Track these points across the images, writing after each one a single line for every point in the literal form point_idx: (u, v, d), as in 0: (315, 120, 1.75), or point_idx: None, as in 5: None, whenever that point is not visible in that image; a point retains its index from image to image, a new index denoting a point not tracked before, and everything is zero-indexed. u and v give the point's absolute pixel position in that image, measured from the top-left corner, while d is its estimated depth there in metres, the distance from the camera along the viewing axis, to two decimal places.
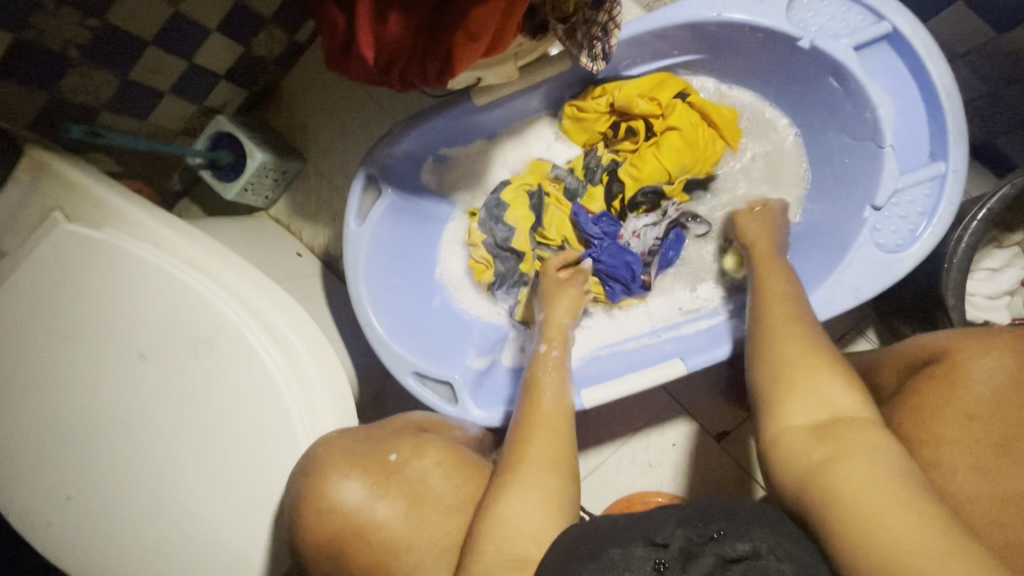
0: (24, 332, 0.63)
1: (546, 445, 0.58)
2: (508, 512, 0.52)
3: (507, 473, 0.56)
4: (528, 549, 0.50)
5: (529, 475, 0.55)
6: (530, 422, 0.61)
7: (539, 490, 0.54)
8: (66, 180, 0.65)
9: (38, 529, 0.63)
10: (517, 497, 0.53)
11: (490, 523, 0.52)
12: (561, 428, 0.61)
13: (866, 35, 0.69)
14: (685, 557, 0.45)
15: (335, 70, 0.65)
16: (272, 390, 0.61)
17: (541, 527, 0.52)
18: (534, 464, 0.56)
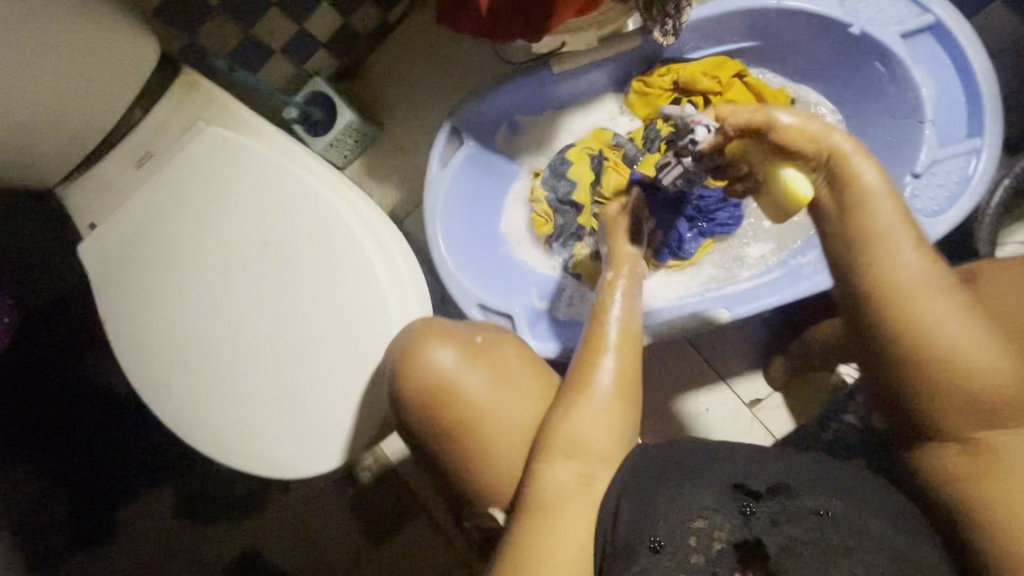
0: (168, 219, 0.74)
1: (620, 358, 0.64)
2: (582, 412, 0.60)
3: (576, 396, 0.61)
4: (596, 467, 0.59)
5: (602, 382, 0.62)
6: (599, 341, 0.65)
7: (611, 395, 0.61)
8: (212, 96, 0.77)
9: (161, 385, 0.74)
10: (593, 401, 0.60)
11: (560, 438, 0.59)
12: (626, 353, 0.64)
13: (911, 24, 0.79)
14: (773, 516, 0.53)
15: (445, 23, 0.77)
16: (371, 283, 0.70)
17: (613, 431, 0.60)
18: (609, 373, 0.62)
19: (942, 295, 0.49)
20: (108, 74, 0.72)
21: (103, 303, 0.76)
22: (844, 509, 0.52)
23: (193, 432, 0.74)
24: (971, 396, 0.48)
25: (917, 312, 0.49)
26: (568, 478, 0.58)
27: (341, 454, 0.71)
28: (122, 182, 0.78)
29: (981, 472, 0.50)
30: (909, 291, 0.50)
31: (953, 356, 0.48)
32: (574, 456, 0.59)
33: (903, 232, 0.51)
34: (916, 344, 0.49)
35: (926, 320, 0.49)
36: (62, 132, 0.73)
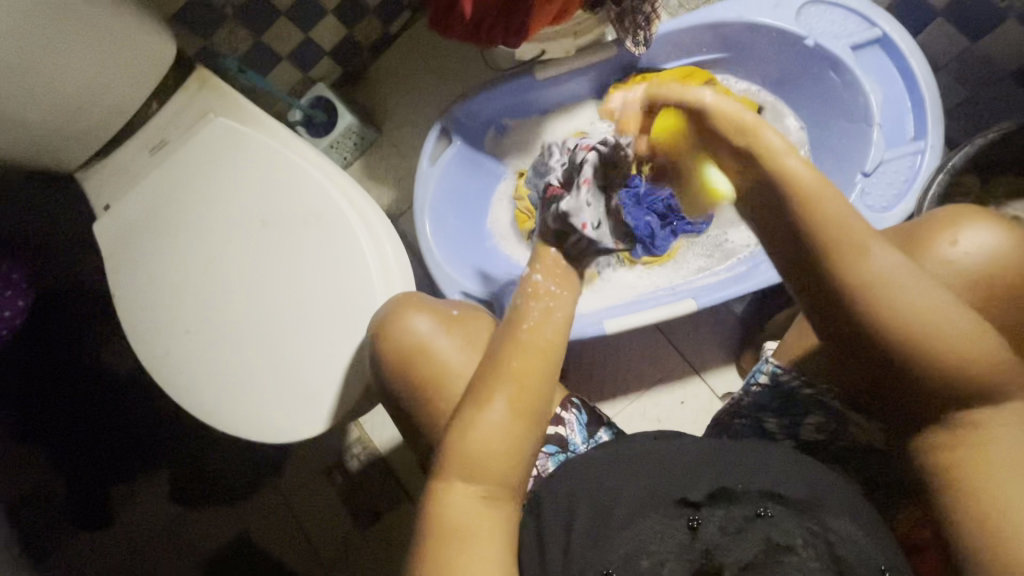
0: (175, 200, 0.81)
1: (520, 363, 0.57)
2: (473, 431, 0.55)
3: (469, 416, 0.56)
4: (499, 484, 0.56)
5: (499, 398, 0.56)
6: (512, 340, 0.58)
7: (509, 411, 0.56)
8: (222, 92, 0.84)
9: (160, 354, 0.79)
10: (489, 414, 0.56)
11: (457, 462, 0.55)
12: (540, 360, 0.58)
13: (860, 37, 0.86)
14: (722, 526, 0.53)
15: (435, 30, 0.84)
16: (358, 261, 0.77)
17: (509, 446, 0.56)
18: (506, 385, 0.56)
19: (914, 283, 0.48)
20: (131, 70, 0.80)
21: (111, 277, 0.82)
22: (788, 516, 0.52)
23: (186, 397, 0.79)
24: (948, 376, 0.48)
25: (890, 297, 0.48)
26: (466, 503, 0.55)
27: (326, 420, 0.76)
28: (137, 167, 0.85)
29: (962, 451, 0.49)
30: (882, 276, 0.48)
31: (932, 335, 0.47)
32: (470, 478, 0.55)
33: (862, 228, 0.49)
34: (899, 326, 0.48)
35: (900, 302, 0.48)
36: (86, 119, 0.81)
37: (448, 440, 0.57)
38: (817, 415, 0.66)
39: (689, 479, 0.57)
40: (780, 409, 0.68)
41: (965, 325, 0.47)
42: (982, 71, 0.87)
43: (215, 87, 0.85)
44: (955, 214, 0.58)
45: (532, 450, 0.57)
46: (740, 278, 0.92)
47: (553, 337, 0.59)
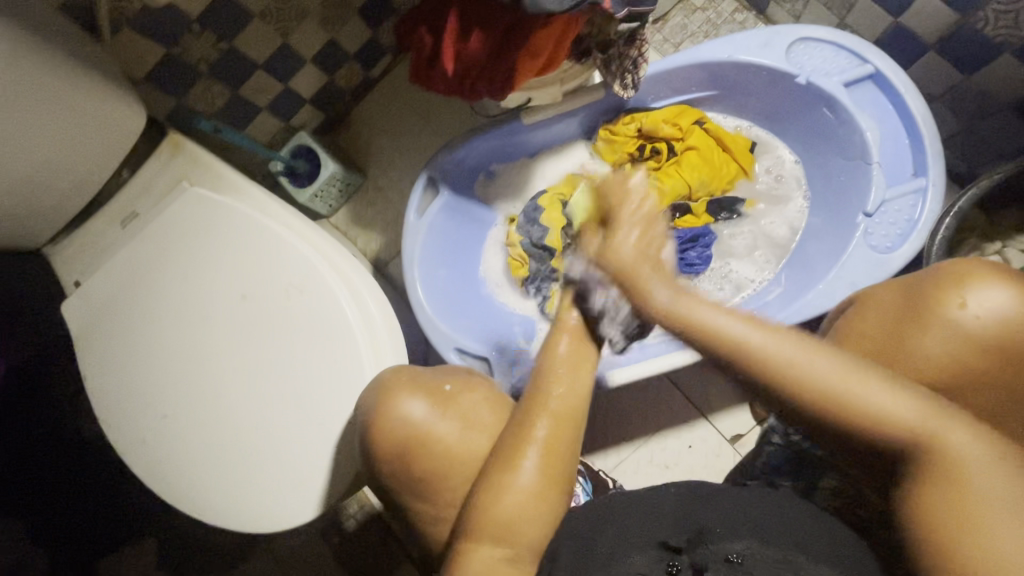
0: (148, 277, 0.77)
1: (549, 428, 0.58)
2: (502, 494, 0.58)
3: (497, 477, 0.58)
4: (525, 543, 0.58)
5: (528, 459, 0.58)
6: (536, 407, 0.59)
7: (538, 471, 0.58)
8: (197, 159, 0.81)
9: (139, 441, 0.76)
10: (518, 478, 0.58)
11: (484, 524, 0.58)
12: (572, 419, 0.59)
13: (854, 74, 0.84)
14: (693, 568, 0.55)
15: (418, 84, 0.81)
16: (345, 335, 0.72)
17: (534, 507, 0.58)
18: (537, 447, 0.58)
19: (818, 363, 0.51)
20: (102, 140, 0.77)
21: (82, 361, 0.78)
22: (763, 555, 0.54)
23: (170, 487, 0.75)
24: (885, 432, 0.51)
25: (802, 373, 0.52)
26: (490, 561, 0.57)
27: (317, 505, 0.72)
28: (109, 241, 0.81)
29: (931, 485, 0.51)
30: (800, 356, 0.52)
31: (857, 405, 0.51)
32: (496, 539, 0.57)
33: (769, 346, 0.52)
34: (827, 401, 0.51)
35: (812, 378, 0.51)
36: (55, 192, 0.77)
37: (476, 499, 0.59)
38: (828, 477, 0.75)
39: (678, 526, 0.59)
40: (794, 471, 0.79)
41: (911, 392, 0.51)
42: (977, 105, 0.85)
43: (192, 153, 0.81)
44: (962, 270, 0.60)
45: (562, 504, 0.60)
46: None
47: (575, 400, 0.59)
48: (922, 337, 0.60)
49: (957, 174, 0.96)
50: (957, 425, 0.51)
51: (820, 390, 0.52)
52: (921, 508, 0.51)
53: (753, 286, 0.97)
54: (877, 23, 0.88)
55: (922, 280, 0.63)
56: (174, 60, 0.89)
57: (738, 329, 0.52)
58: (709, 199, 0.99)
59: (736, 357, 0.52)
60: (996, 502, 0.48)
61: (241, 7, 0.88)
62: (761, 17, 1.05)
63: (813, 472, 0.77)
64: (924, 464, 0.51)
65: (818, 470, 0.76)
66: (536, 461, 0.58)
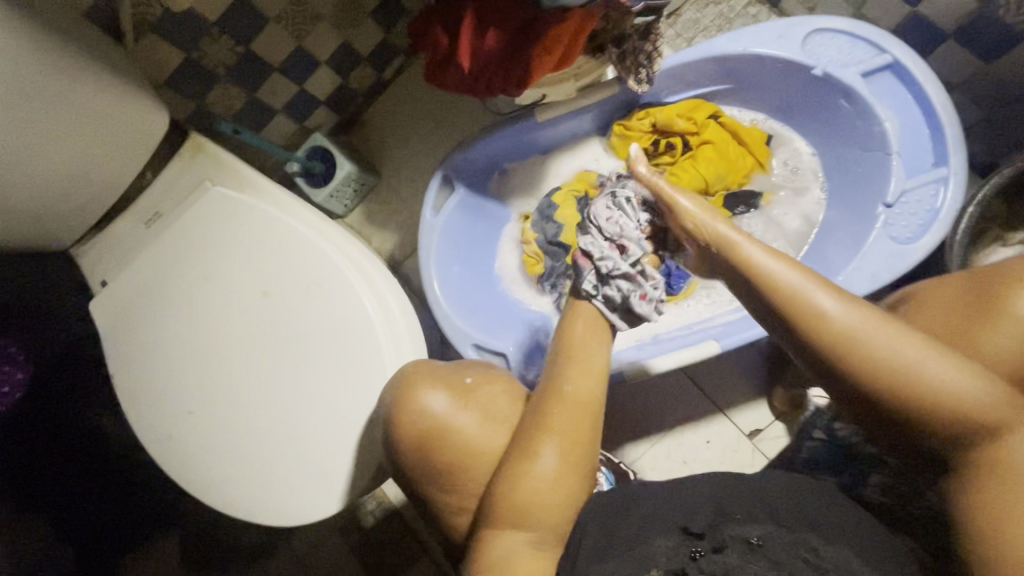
0: (173, 275, 0.78)
1: (568, 418, 0.60)
2: (523, 482, 0.59)
3: (516, 466, 0.60)
4: (545, 532, 0.59)
5: (547, 447, 0.59)
6: (553, 396, 0.61)
7: (557, 460, 0.59)
8: (218, 159, 0.82)
9: (164, 437, 0.77)
10: (537, 465, 0.59)
11: (505, 513, 0.59)
12: (590, 411, 0.61)
13: (871, 64, 0.84)
14: (715, 549, 0.54)
15: (433, 82, 0.82)
16: (366, 331, 0.73)
17: (555, 496, 0.59)
18: (555, 436, 0.59)
19: (897, 342, 0.48)
20: (124, 141, 0.78)
21: (108, 358, 0.79)
22: (779, 537, 0.54)
23: (194, 482, 0.76)
24: (939, 411, 0.48)
25: (871, 351, 0.48)
26: (513, 546, 0.58)
27: (339, 498, 0.73)
28: (133, 241, 0.83)
29: (976, 480, 0.48)
30: (871, 330, 0.49)
31: (923, 388, 0.48)
32: (519, 525, 0.58)
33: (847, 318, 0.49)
34: (902, 395, 0.48)
35: (881, 355, 0.48)
36: (79, 193, 0.78)
37: (499, 486, 0.60)
38: (875, 472, 0.68)
39: (702, 511, 0.58)
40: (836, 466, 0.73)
41: (966, 370, 0.48)
42: (998, 92, 0.84)
43: (213, 154, 0.83)
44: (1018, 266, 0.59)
45: (582, 493, 0.61)
46: None
47: (595, 388, 0.61)
48: (992, 330, 0.57)
49: (978, 164, 0.94)
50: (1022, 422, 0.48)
51: (884, 364, 0.48)
52: (985, 517, 0.47)
53: None
54: (893, 13, 0.88)
55: (983, 275, 0.61)
56: (193, 64, 0.91)
57: (814, 300, 0.50)
58: (726, 194, 0.99)
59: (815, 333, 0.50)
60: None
61: (258, 11, 0.89)
62: (775, 9, 1.05)
63: (858, 468, 0.71)
64: (978, 457, 0.48)
65: (863, 464, 0.70)
66: (556, 451, 0.60)
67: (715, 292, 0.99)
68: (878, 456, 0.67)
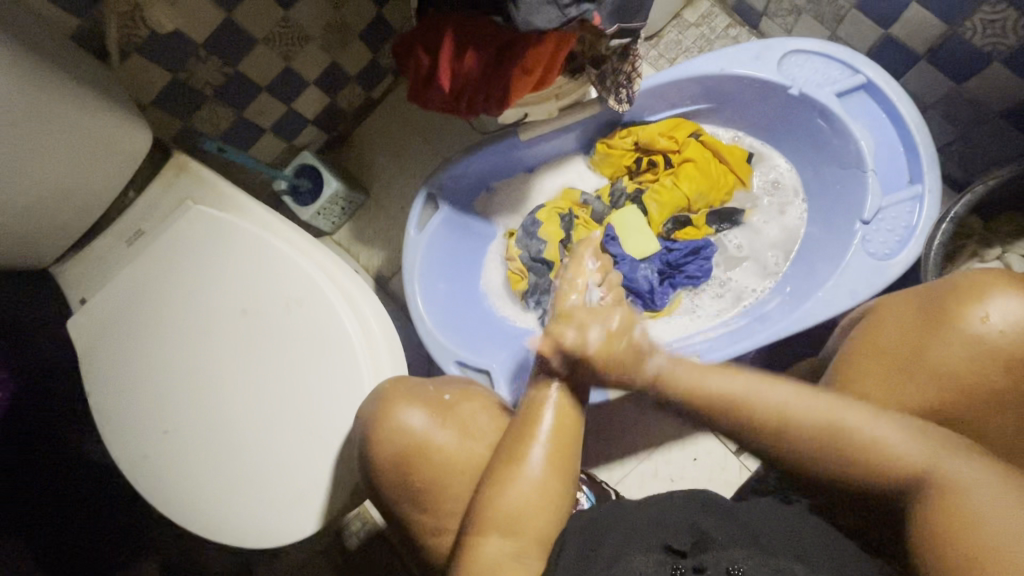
0: (153, 292, 0.78)
1: (555, 420, 0.60)
2: (511, 485, 0.58)
3: (508, 468, 0.59)
4: (530, 533, 0.59)
5: (535, 452, 0.59)
6: (552, 401, 0.60)
7: (545, 463, 0.59)
8: (201, 178, 0.83)
9: (138, 457, 0.76)
10: (525, 468, 0.59)
11: (490, 515, 0.58)
12: (580, 410, 0.61)
13: (845, 84, 0.86)
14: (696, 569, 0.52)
15: (416, 103, 0.83)
16: (346, 348, 0.73)
17: (542, 500, 0.59)
18: (544, 441, 0.59)
19: (817, 403, 0.55)
20: (107, 160, 0.79)
21: (85, 376, 0.78)
22: (766, 562, 0.52)
23: (169, 501, 0.75)
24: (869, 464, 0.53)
25: (796, 417, 0.55)
26: (499, 553, 0.57)
27: (317, 518, 0.72)
28: (114, 258, 0.83)
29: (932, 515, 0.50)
30: (766, 391, 0.56)
31: (849, 449, 0.54)
32: (505, 530, 0.58)
33: (795, 415, 0.55)
34: (822, 445, 0.54)
35: (798, 417, 0.55)
36: (61, 211, 0.79)
37: (485, 491, 0.59)
38: None
39: (682, 529, 0.58)
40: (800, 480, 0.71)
41: (890, 418, 0.55)
42: (971, 113, 0.86)
43: (195, 172, 0.83)
44: (984, 281, 0.60)
45: (567, 495, 0.61)
46: (745, 331, 0.89)
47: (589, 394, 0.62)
48: (941, 355, 0.60)
49: (954, 182, 0.96)
50: (954, 454, 0.52)
51: (794, 429, 0.55)
52: (938, 554, 0.48)
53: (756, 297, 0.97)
54: (867, 35, 0.90)
55: (934, 293, 0.63)
56: (181, 85, 0.92)
57: (720, 382, 0.57)
58: (708, 211, 1.00)
59: (724, 418, 0.57)
60: (994, 519, 0.47)
61: (244, 33, 0.91)
62: (754, 32, 1.08)
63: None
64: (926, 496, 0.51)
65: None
66: (543, 454, 0.59)
67: (701, 308, 1.00)
68: None
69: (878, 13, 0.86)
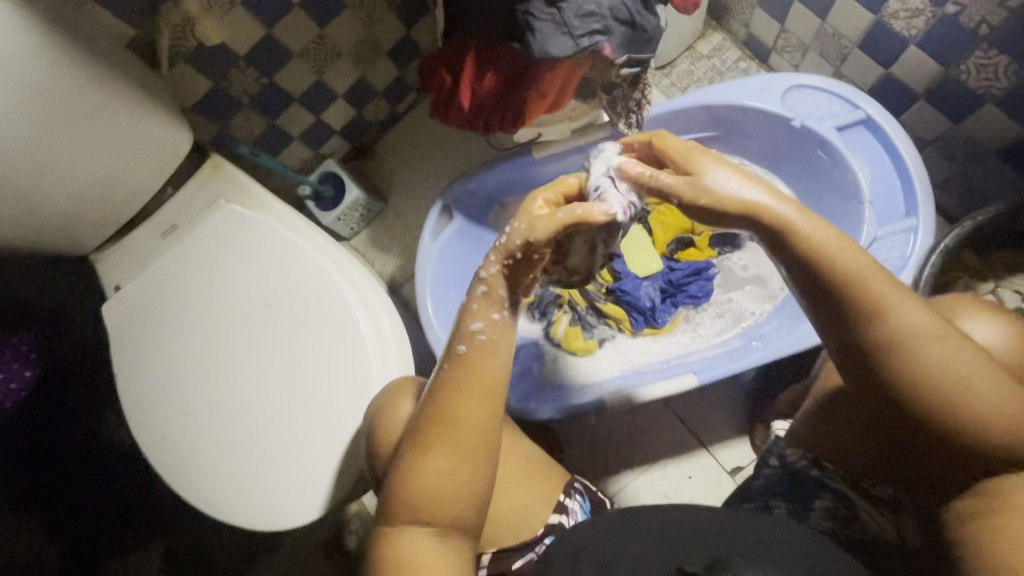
0: (183, 282, 0.84)
1: (457, 405, 0.56)
2: (417, 475, 0.56)
3: (413, 458, 0.56)
4: (446, 515, 0.56)
5: (433, 448, 0.56)
6: (456, 367, 0.58)
7: (449, 451, 0.56)
8: (233, 180, 0.89)
9: (156, 437, 0.81)
10: (427, 461, 0.56)
11: (402, 503, 0.56)
12: (491, 389, 0.57)
13: (845, 119, 0.90)
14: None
15: (436, 118, 0.88)
16: (358, 345, 0.78)
17: (453, 491, 0.56)
18: (440, 437, 0.56)
19: (951, 348, 0.52)
20: (149, 158, 0.85)
21: (114, 357, 0.84)
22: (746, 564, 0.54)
23: (182, 480, 0.79)
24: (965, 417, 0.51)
25: (911, 335, 0.53)
26: (423, 544, 0.55)
27: (320, 505, 0.75)
28: (149, 250, 0.89)
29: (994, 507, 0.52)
30: (900, 313, 0.53)
31: (953, 389, 0.51)
32: (423, 519, 0.56)
33: (928, 345, 0.52)
34: (936, 377, 0.52)
35: (916, 343, 0.52)
36: (102, 204, 0.85)
37: (394, 483, 0.57)
38: (822, 496, 0.70)
39: (681, 551, 0.60)
40: (786, 493, 0.72)
41: (988, 367, 0.52)
42: (967, 151, 0.89)
43: (229, 174, 0.89)
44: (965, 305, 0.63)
45: (482, 476, 0.57)
46: (741, 352, 0.91)
47: (500, 378, 0.58)
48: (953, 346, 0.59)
49: (952, 217, 0.99)
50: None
51: (905, 348, 0.53)
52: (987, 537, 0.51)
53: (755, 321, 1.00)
54: (868, 74, 0.94)
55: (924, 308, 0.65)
56: (220, 93, 0.99)
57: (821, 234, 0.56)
58: (712, 234, 1.05)
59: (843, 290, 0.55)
60: None
61: (283, 47, 0.98)
62: (763, 66, 1.13)
63: (807, 492, 0.71)
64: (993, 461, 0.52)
65: (811, 490, 0.70)
66: (449, 441, 0.56)
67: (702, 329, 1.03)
68: (829, 479, 0.68)
69: (879, 53, 0.90)
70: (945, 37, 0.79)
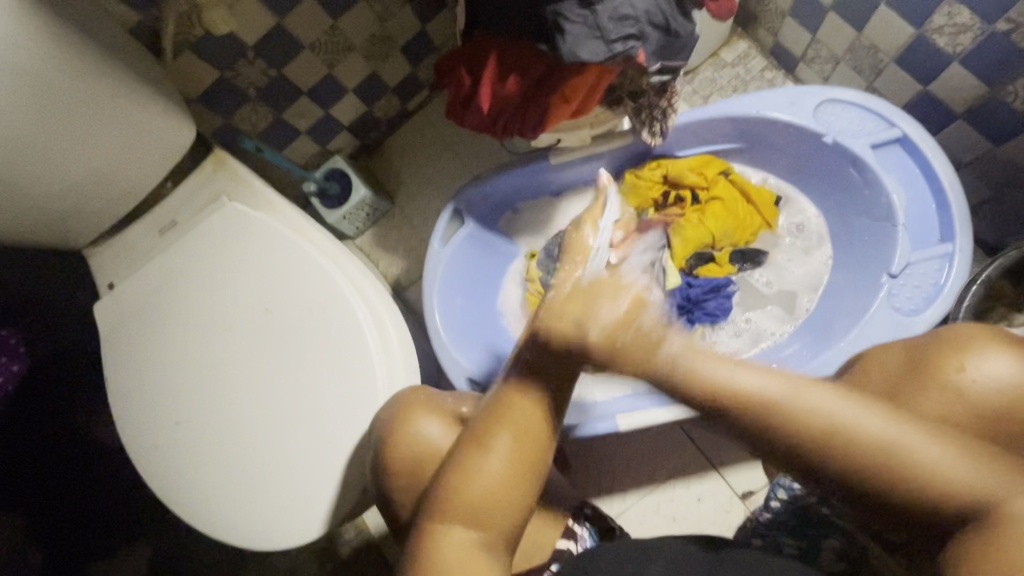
0: (182, 282, 0.80)
1: (525, 404, 0.53)
2: (475, 472, 0.51)
3: (476, 450, 0.52)
4: (495, 512, 0.51)
5: (502, 441, 0.52)
6: (524, 369, 0.55)
7: (511, 450, 0.52)
8: (238, 176, 0.84)
9: (148, 445, 0.77)
10: (489, 458, 0.52)
11: (453, 502, 0.51)
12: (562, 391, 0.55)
13: (881, 136, 0.86)
14: None
15: (452, 119, 0.84)
16: (364, 357, 0.73)
17: (507, 496, 0.51)
18: (511, 431, 0.52)
19: (873, 424, 0.49)
20: (149, 151, 0.81)
21: (105, 359, 0.80)
22: None
23: (174, 491, 0.75)
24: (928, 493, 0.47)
25: (836, 427, 0.49)
26: (462, 543, 0.50)
27: (319, 523, 0.71)
28: (147, 247, 0.85)
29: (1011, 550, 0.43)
30: (801, 392, 0.51)
31: (909, 475, 0.48)
32: (473, 519, 0.51)
33: (852, 424, 0.49)
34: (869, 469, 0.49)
35: (846, 437, 0.49)
36: (97, 197, 0.80)
37: (446, 478, 0.53)
38: (830, 536, 0.67)
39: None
40: (795, 530, 0.68)
41: (934, 441, 0.48)
42: (1006, 174, 0.85)
43: (233, 170, 0.85)
44: (969, 336, 0.57)
45: (539, 484, 0.53)
46: None
47: (564, 385, 0.55)
48: (920, 395, 0.57)
49: (984, 242, 0.96)
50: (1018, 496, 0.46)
51: (832, 441, 0.49)
52: None
53: (777, 341, 0.96)
54: (904, 89, 0.90)
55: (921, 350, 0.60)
56: (226, 83, 0.94)
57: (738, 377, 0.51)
58: (732, 249, 0.99)
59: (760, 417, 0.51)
60: None
61: (293, 38, 0.94)
62: (789, 76, 1.09)
63: (814, 530, 0.68)
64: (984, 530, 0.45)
65: (819, 529, 0.68)
66: (512, 442, 0.52)
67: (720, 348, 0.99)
68: (833, 518, 0.67)
69: (917, 69, 0.86)
70: (994, 55, 0.75)
